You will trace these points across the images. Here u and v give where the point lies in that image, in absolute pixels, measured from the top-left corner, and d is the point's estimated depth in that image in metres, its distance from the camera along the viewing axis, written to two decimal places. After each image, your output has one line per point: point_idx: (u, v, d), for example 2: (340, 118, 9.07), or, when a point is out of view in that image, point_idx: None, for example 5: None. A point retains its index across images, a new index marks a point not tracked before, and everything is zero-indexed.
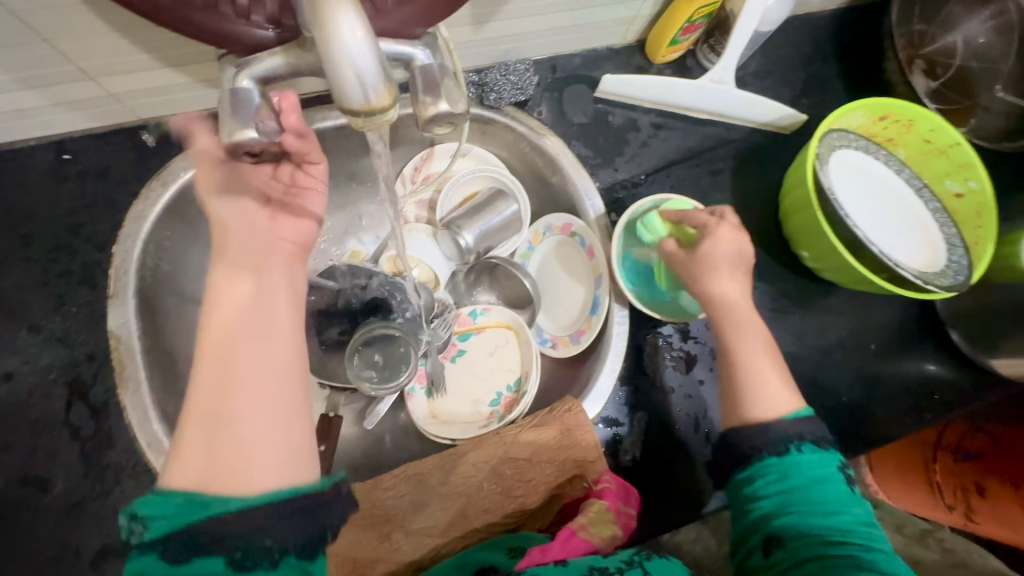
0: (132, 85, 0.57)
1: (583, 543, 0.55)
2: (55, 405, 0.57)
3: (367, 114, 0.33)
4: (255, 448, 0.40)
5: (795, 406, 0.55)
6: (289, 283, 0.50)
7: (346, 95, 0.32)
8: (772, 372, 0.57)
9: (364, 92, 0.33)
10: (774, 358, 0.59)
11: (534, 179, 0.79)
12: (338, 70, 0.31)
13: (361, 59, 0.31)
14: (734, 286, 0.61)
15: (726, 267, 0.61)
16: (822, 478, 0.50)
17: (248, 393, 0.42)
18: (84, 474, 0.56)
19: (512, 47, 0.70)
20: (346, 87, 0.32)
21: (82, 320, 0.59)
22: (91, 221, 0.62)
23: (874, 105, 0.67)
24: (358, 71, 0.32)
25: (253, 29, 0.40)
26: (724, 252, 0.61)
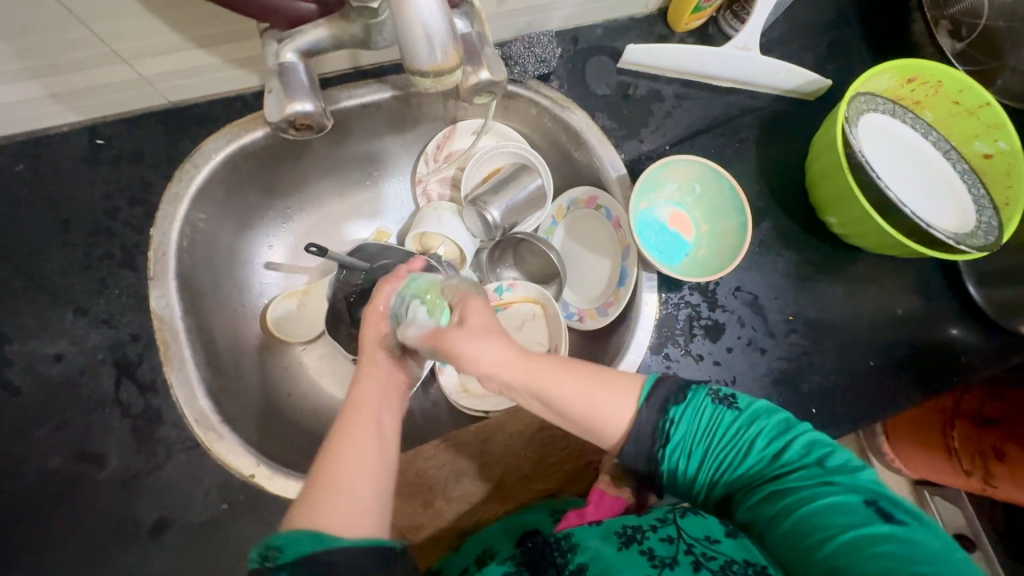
0: (163, 67, 0.57)
1: (614, 500, 0.59)
2: (104, 385, 0.58)
3: (437, 74, 0.34)
4: (344, 500, 0.45)
5: (633, 397, 0.52)
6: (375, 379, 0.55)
7: (419, 56, 0.34)
8: (573, 391, 0.51)
9: (433, 55, 0.34)
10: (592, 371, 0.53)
11: (558, 153, 0.78)
12: (410, 29, 0.33)
13: (432, 20, 0.33)
14: (486, 362, 0.53)
15: (491, 358, 0.53)
16: (709, 426, 0.51)
17: (351, 470, 0.46)
18: (135, 450, 0.58)
19: (533, 19, 0.69)
20: (418, 48, 0.34)
21: (125, 302, 0.60)
22: (127, 205, 0.63)
23: (903, 67, 0.66)
24: (429, 32, 0.33)
25: (295, 2, 0.39)
26: (469, 336, 0.54)
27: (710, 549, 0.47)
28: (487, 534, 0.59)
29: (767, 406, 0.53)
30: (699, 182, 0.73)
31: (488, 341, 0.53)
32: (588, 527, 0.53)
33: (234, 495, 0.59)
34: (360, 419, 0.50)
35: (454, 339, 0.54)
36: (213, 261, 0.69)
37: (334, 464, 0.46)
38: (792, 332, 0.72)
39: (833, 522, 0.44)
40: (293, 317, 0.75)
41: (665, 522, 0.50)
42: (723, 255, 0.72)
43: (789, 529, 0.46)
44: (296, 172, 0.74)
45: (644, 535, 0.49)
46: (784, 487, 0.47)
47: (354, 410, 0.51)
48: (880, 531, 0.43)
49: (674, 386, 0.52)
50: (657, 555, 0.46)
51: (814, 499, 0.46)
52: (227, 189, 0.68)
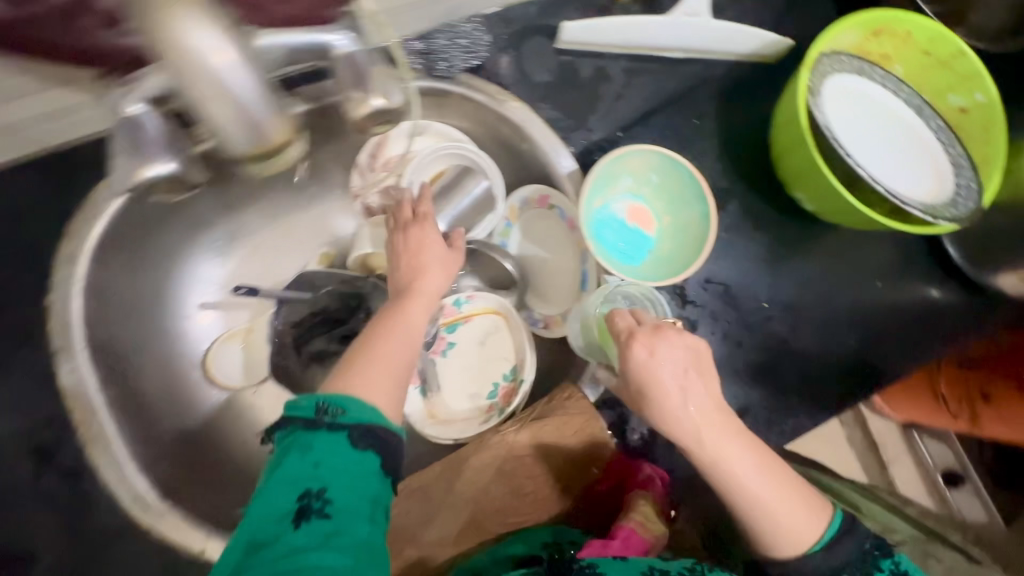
0: (21, 113, 0.49)
1: (641, 540, 0.56)
2: (21, 477, 0.53)
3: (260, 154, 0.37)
4: (382, 386, 0.49)
5: (823, 520, 0.52)
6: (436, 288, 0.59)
7: (239, 138, 0.36)
8: (760, 483, 0.51)
9: (257, 125, 0.36)
10: (766, 460, 0.53)
11: (504, 150, 0.72)
12: (227, 114, 0.35)
13: (247, 104, 0.35)
14: (690, 408, 0.52)
15: (670, 382, 0.52)
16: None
17: (387, 369, 0.51)
18: (68, 543, 0.52)
19: (454, 5, 0.61)
20: (236, 128, 0.35)
21: (31, 382, 0.54)
22: (18, 271, 0.55)
23: (869, 20, 0.60)
24: (247, 116, 0.35)
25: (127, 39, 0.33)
26: (664, 361, 0.53)
27: None
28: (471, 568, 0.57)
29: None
30: (656, 173, 0.67)
31: (696, 394, 0.52)
32: (614, 563, 0.52)
33: None
34: (408, 323, 0.55)
35: (649, 362, 0.53)
36: (134, 317, 0.63)
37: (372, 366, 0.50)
38: (769, 320, 0.68)
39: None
40: (235, 362, 0.69)
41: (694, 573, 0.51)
42: (688, 250, 0.66)
43: None
44: (215, 204, 0.67)
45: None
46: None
47: (397, 309, 0.56)
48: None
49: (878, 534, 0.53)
50: None
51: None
52: (134, 235, 0.61)
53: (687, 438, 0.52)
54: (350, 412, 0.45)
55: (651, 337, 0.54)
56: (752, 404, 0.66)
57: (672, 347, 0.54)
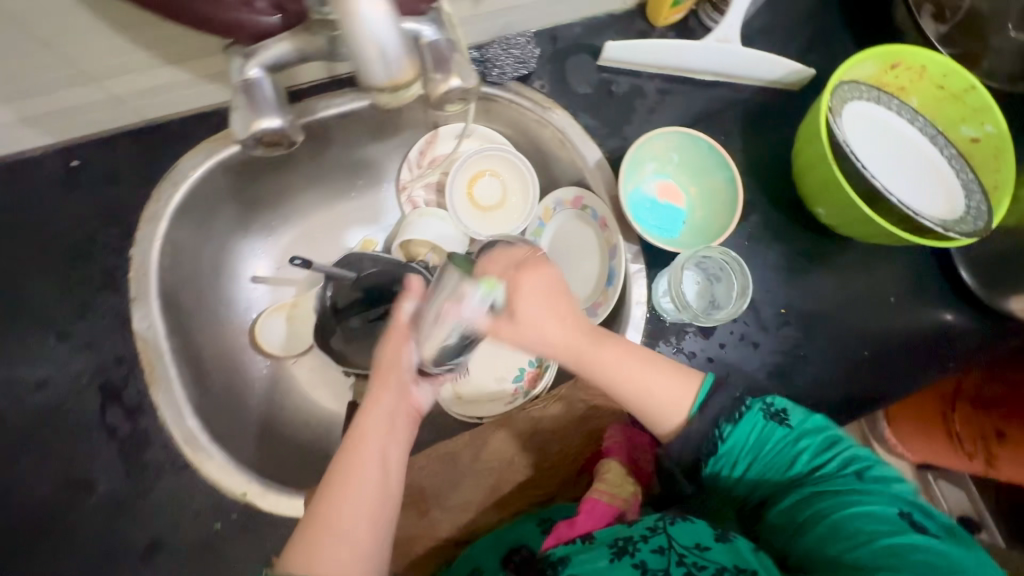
0: (134, 85, 0.56)
1: (607, 508, 0.54)
2: (90, 409, 0.58)
3: (392, 89, 0.33)
4: (341, 553, 0.43)
5: (692, 396, 0.54)
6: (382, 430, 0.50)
7: (371, 73, 0.32)
8: (629, 366, 0.54)
9: (388, 60, 0.32)
10: (652, 358, 0.55)
11: (542, 154, 0.78)
12: (360, 47, 0.31)
13: (384, 35, 0.31)
14: (559, 329, 0.53)
15: (545, 307, 0.53)
16: (764, 431, 0.52)
17: (348, 513, 0.45)
18: (126, 475, 0.57)
19: (510, 20, 0.68)
20: (370, 65, 0.32)
21: (106, 324, 0.60)
22: (105, 226, 0.62)
23: (885, 53, 0.65)
24: (382, 48, 0.31)
25: (256, 16, 0.39)
26: (534, 285, 0.53)
27: (703, 558, 0.46)
28: (474, 550, 0.58)
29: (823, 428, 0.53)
30: (676, 151, 0.72)
31: (560, 323, 0.54)
32: (582, 549, 0.50)
33: (225, 515, 0.58)
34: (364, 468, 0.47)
35: (526, 282, 0.53)
36: (197, 279, 0.69)
37: (331, 506, 0.45)
38: (785, 325, 0.71)
39: (869, 529, 0.45)
40: (281, 331, 0.74)
41: (656, 531, 0.49)
42: (720, 214, 0.71)
43: (822, 531, 0.47)
44: (277, 184, 0.73)
45: (635, 547, 0.48)
46: (822, 492, 0.49)
47: (359, 438, 0.48)
48: (917, 542, 0.44)
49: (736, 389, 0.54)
50: (648, 568, 0.46)
51: (844, 507, 0.47)
52: (207, 205, 0.67)
53: (544, 343, 0.54)
54: None
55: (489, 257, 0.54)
56: None
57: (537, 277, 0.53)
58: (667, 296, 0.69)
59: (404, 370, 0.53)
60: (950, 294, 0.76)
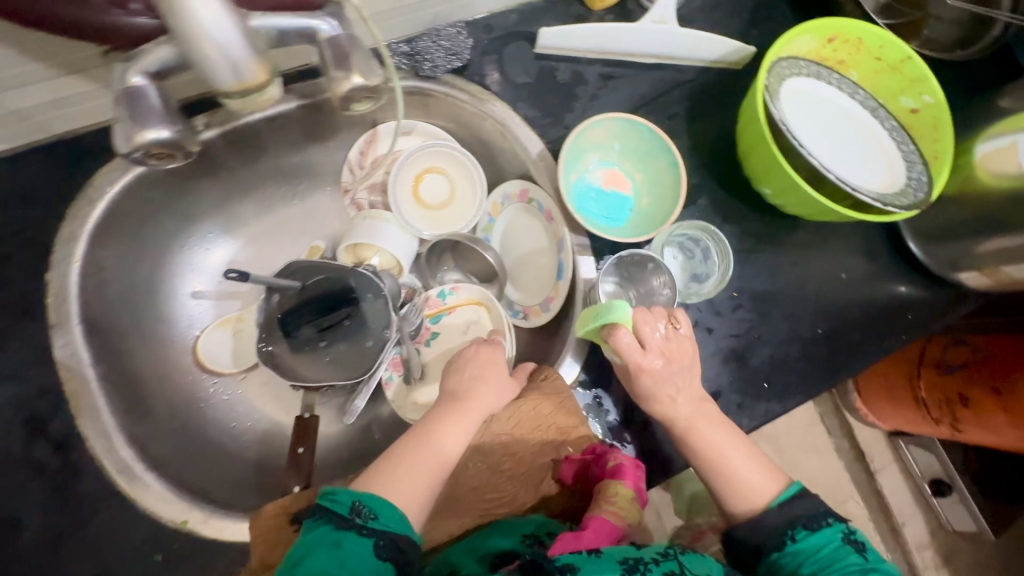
0: (32, 99, 0.53)
1: (613, 527, 0.53)
2: (12, 445, 0.55)
3: (242, 93, 0.35)
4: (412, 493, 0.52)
5: (778, 483, 0.57)
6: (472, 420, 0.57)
7: (218, 76, 0.35)
8: (744, 464, 0.57)
9: (236, 65, 0.34)
10: (748, 445, 0.58)
11: (486, 148, 0.76)
12: (201, 50, 0.33)
13: (223, 39, 0.33)
14: (679, 401, 0.58)
15: (665, 385, 0.57)
16: (840, 556, 0.51)
17: (425, 462, 0.54)
18: (56, 511, 0.54)
19: (439, 10, 0.66)
20: (216, 68, 0.34)
21: (26, 354, 0.56)
22: (19, 249, 0.58)
23: (820, 28, 0.64)
24: (222, 51, 0.33)
25: (132, 18, 0.36)
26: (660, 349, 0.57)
27: None
28: (452, 558, 0.56)
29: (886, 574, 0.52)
30: (618, 138, 0.70)
31: (684, 392, 0.58)
32: (590, 559, 0.49)
33: (167, 545, 0.56)
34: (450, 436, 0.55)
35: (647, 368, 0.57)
36: (128, 299, 0.65)
37: (417, 456, 0.54)
38: (739, 308, 0.71)
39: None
40: (224, 347, 0.72)
41: (666, 556, 0.52)
42: (664, 201, 0.70)
43: None
44: (210, 194, 0.70)
45: (646, 567, 0.50)
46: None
47: (461, 405, 0.58)
48: None
49: (815, 511, 0.54)
50: None
51: None
52: (132, 220, 0.64)
53: (667, 412, 0.58)
54: (380, 512, 0.49)
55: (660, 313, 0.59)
56: (724, 388, 0.69)
57: (675, 344, 0.58)
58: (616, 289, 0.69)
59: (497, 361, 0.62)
60: (902, 266, 0.76)
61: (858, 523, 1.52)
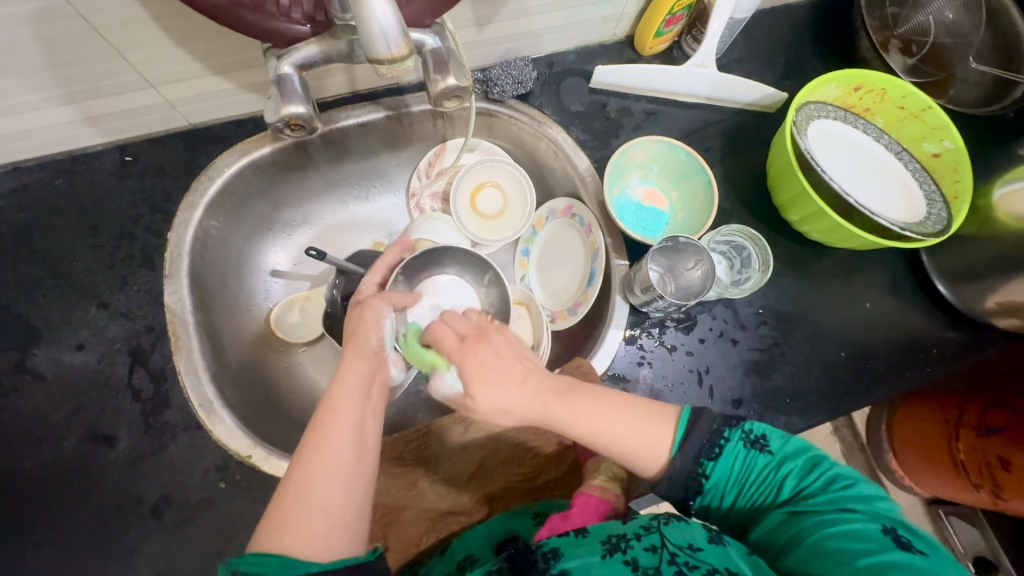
0: (185, 92, 0.66)
1: (600, 501, 0.57)
2: (120, 371, 0.64)
3: (390, 62, 0.40)
4: (314, 530, 0.44)
5: (670, 428, 0.53)
6: (350, 417, 0.50)
7: (375, 48, 0.40)
8: (618, 420, 0.52)
9: (388, 39, 0.39)
10: (624, 405, 0.53)
11: (537, 166, 0.86)
12: (367, 25, 0.39)
13: (385, 19, 0.39)
14: (526, 389, 0.53)
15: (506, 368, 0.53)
16: (749, 459, 0.52)
17: (320, 490, 0.46)
18: (145, 431, 0.63)
19: (511, 46, 0.78)
20: (374, 42, 0.39)
21: (141, 297, 0.67)
22: (148, 212, 0.70)
23: (846, 77, 0.73)
24: (382, 28, 0.39)
25: (292, 25, 0.47)
26: (489, 350, 0.54)
27: (692, 557, 0.47)
28: (468, 539, 0.59)
29: (797, 444, 0.53)
30: (657, 160, 0.79)
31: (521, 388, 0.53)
32: (574, 540, 0.51)
33: (231, 475, 0.63)
34: (324, 455, 0.47)
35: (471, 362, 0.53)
36: (222, 265, 0.76)
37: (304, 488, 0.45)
38: (763, 324, 0.76)
39: (849, 548, 0.44)
40: (294, 320, 0.81)
41: (649, 530, 0.51)
42: (698, 216, 0.77)
43: (805, 553, 0.46)
44: (299, 185, 0.82)
45: (628, 544, 0.49)
46: (804, 512, 0.49)
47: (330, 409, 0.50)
48: (895, 560, 0.43)
49: (714, 420, 0.53)
50: (640, 564, 0.47)
51: (831, 527, 0.46)
52: (237, 199, 0.75)
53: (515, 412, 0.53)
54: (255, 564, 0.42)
55: (480, 340, 0.54)
56: (746, 397, 0.72)
57: (505, 338, 0.55)
58: (661, 278, 0.72)
59: (372, 333, 0.56)
60: (926, 302, 0.80)
61: None
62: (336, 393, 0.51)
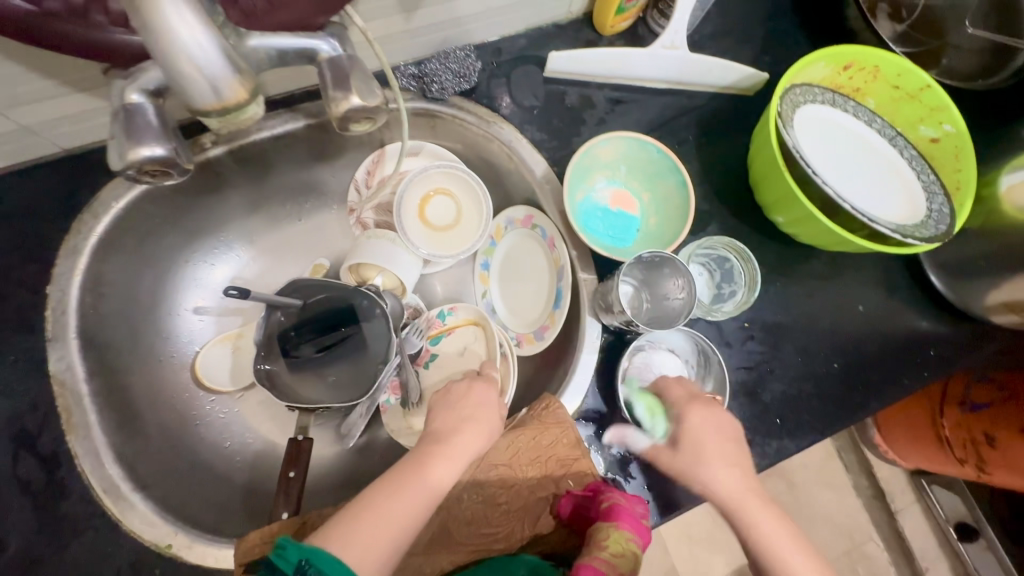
0: (43, 114, 0.53)
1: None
2: (1, 461, 0.54)
3: (221, 113, 0.31)
4: (381, 551, 0.46)
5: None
6: (459, 459, 0.54)
7: (194, 95, 0.30)
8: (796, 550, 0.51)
9: (214, 84, 0.30)
10: (786, 521, 0.54)
11: (491, 171, 0.75)
12: (179, 68, 0.29)
13: (204, 58, 0.29)
14: (726, 471, 0.55)
15: (713, 438, 0.57)
16: None
17: (399, 513, 0.48)
18: (38, 532, 0.52)
19: (449, 34, 0.66)
20: (192, 86, 0.30)
21: (21, 369, 0.56)
22: (23, 263, 0.58)
23: (835, 54, 0.63)
24: (201, 70, 0.29)
25: (130, 37, 0.36)
26: (709, 415, 0.58)
27: None
28: None
29: None
30: (625, 157, 0.69)
31: (724, 462, 0.56)
32: None
33: (148, 573, 0.53)
34: (421, 481, 0.51)
35: (694, 416, 0.58)
36: (128, 313, 0.65)
37: (393, 502, 0.49)
38: (751, 339, 0.68)
39: None
40: (225, 366, 0.71)
41: None
42: (673, 221, 0.68)
43: None
44: (214, 210, 0.70)
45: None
46: None
47: (446, 437, 0.55)
48: None
49: None
50: None
51: None
52: (136, 235, 0.64)
53: (713, 485, 0.55)
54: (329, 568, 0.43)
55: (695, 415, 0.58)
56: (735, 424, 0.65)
57: (711, 418, 0.58)
58: (631, 299, 0.65)
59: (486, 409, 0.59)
60: (925, 300, 0.73)
61: (878, 568, 1.45)
62: (462, 426, 0.56)
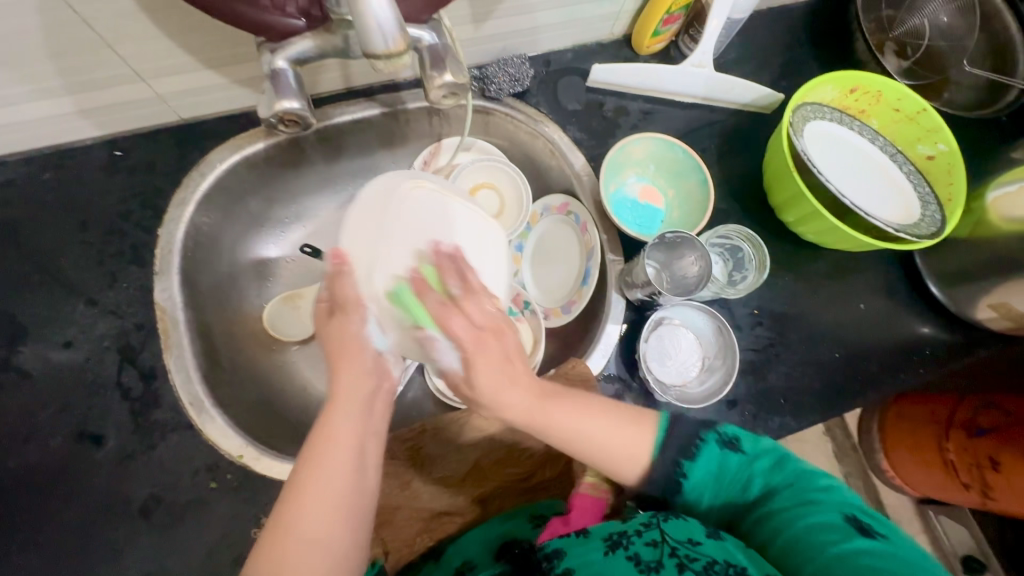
0: (176, 86, 0.65)
1: (594, 501, 0.59)
2: (108, 370, 0.63)
3: (387, 57, 0.40)
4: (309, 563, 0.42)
5: (650, 430, 0.53)
6: (346, 440, 0.46)
7: (372, 43, 0.39)
8: (595, 428, 0.52)
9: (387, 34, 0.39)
10: (595, 405, 0.53)
11: (532, 166, 0.86)
12: (365, 22, 0.38)
13: (382, 14, 0.38)
14: (512, 391, 0.49)
15: (498, 357, 0.49)
16: (723, 459, 0.53)
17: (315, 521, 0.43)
18: (134, 431, 0.62)
19: (509, 44, 0.77)
20: (371, 36, 0.39)
21: (131, 295, 0.66)
22: (139, 209, 0.69)
23: (843, 78, 0.73)
24: (379, 22, 0.38)
25: (286, 19, 0.47)
26: (466, 316, 0.48)
27: (693, 551, 0.48)
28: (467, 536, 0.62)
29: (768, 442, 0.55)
30: (654, 156, 0.79)
31: (493, 341, 0.49)
32: (578, 541, 0.51)
33: (221, 474, 0.63)
34: (312, 482, 0.44)
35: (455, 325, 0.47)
36: (214, 262, 0.75)
37: (302, 517, 0.43)
38: (759, 325, 0.76)
39: (818, 539, 0.48)
40: (289, 319, 0.80)
41: (649, 526, 0.50)
42: (694, 212, 0.78)
43: (786, 548, 0.49)
44: (293, 182, 0.81)
45: (630, 540, 0.50)
46: (772, 510, 0.51)
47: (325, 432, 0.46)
48: (864, 548, 0.46)
49: (690, 428, 0.54)
50: (643, 560, 0.48)
51: (803, 520, 0.49)
52: (230, 195, 0.74)
53: (500, 405, 0.50)
54: None
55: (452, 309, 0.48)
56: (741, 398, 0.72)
57: (478, 308, 0.48)
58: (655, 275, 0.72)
59: (365, 350, 0.50)
60: (921, 304, 0.80)
61: None
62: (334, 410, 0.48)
